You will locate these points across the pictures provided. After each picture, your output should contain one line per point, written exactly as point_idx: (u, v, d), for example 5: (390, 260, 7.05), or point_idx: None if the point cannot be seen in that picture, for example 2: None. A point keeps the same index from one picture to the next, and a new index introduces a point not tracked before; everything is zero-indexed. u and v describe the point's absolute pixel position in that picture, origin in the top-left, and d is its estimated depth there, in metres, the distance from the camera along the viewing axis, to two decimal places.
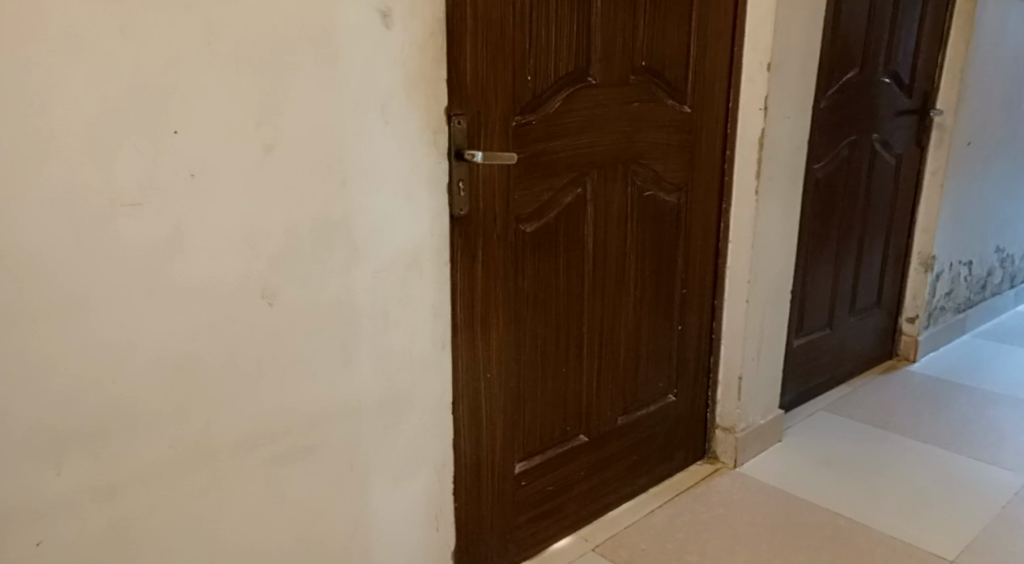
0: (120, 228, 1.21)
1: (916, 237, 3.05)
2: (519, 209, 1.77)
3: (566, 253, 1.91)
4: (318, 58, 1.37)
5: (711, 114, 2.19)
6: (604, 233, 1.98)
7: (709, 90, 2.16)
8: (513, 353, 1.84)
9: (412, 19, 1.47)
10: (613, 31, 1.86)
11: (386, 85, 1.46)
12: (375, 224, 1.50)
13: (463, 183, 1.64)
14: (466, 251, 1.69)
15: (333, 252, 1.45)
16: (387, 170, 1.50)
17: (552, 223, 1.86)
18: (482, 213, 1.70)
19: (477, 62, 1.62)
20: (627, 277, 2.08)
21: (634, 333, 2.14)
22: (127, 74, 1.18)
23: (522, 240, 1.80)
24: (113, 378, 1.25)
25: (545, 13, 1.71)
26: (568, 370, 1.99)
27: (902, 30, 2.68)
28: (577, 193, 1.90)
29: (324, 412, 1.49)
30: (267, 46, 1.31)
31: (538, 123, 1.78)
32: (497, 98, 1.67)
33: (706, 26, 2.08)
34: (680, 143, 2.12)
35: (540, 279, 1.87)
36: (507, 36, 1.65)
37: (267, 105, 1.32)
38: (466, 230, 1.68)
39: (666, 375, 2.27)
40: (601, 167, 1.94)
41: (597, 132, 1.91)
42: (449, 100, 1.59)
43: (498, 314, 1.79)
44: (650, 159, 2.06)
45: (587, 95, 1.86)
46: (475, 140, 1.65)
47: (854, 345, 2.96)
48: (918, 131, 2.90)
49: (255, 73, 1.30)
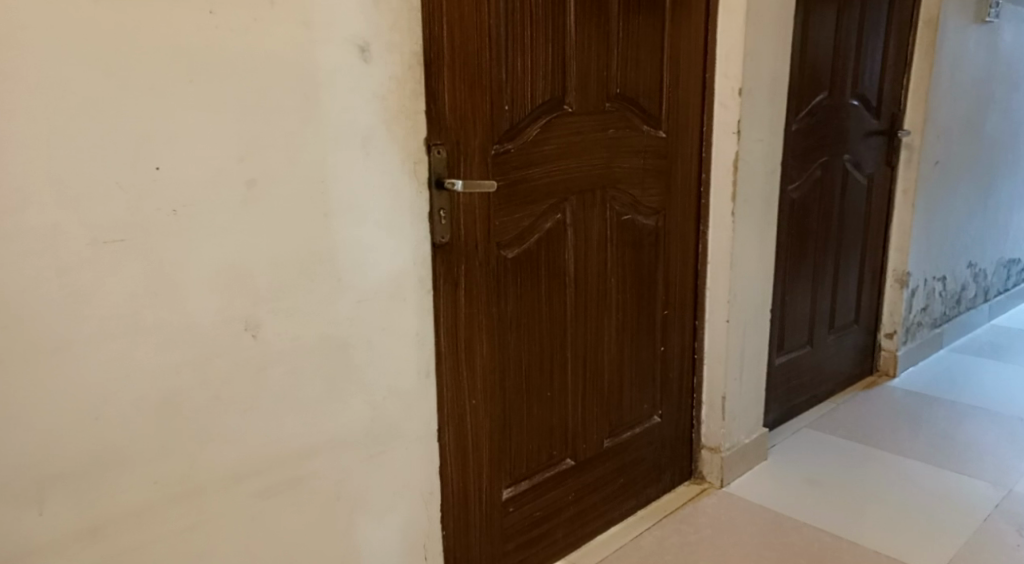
0: (104, 267, 1.24)
1: (891, 254, 3.11)
2: (500, 235, 1.82)
3: (548, 277, 1.95)
4: (300, 93, 1.41)
5: (686, 139, 2.25)
6: (585, 258, 2.03)
7: (682, 115, 2.22)
8: (497, 378, 1.88)
9: (392, 52, 1.52)
10: (587, 59, 1.92)
11: (368, 118, 1.51)
12: (359, 255, 1.53)
13: (444, 211, 1.70)
14: (448, 278, 1.74)
15: (317, 285, 1.48)
16: (370, 203, 1.53)
17: (532, 248, 1.90)
18: (463, 241, 1.75)
19: (454, 95, 1.67)
20: (609, 301, 2.13)
21: (618, 356, 2.18)
22: (109, 115, 1.22)
23: (504, 265, 1.85)
24: (99, 416, 1.27)
25: (521, 44, 1.77)
26: (554, 394, 2.02)
27: (869, 53, 2.76)
28: (557, 219, 1.94)
29: (311, 442, 1.52)
30: (250, 82, 1.35)
31: (517, 151, 1.83)
32: (475, 128, 1.72)
33: (677, 56, 2.15)
34: (655, 168, 2.18)
35: (523, 304, 1.91)
36: (484, 69, 1.71)
37: (250, 142, 1.36)
38: (448, 258, 1.73)
39: (650, 396, 2.30)
40: (580, 193, 1.99)
41: (575, 159, 1.96)
42: (428, 131, 1.64)
43: (481, 340, 1.83)
44: (627, 185, 2.11)
45: (564, 123, 1.91)
46: (455, 168, 1.70)
47: (835, 362, 3.01)
48: (888, 150, 2.98)
49: (237, 110, 1.34)
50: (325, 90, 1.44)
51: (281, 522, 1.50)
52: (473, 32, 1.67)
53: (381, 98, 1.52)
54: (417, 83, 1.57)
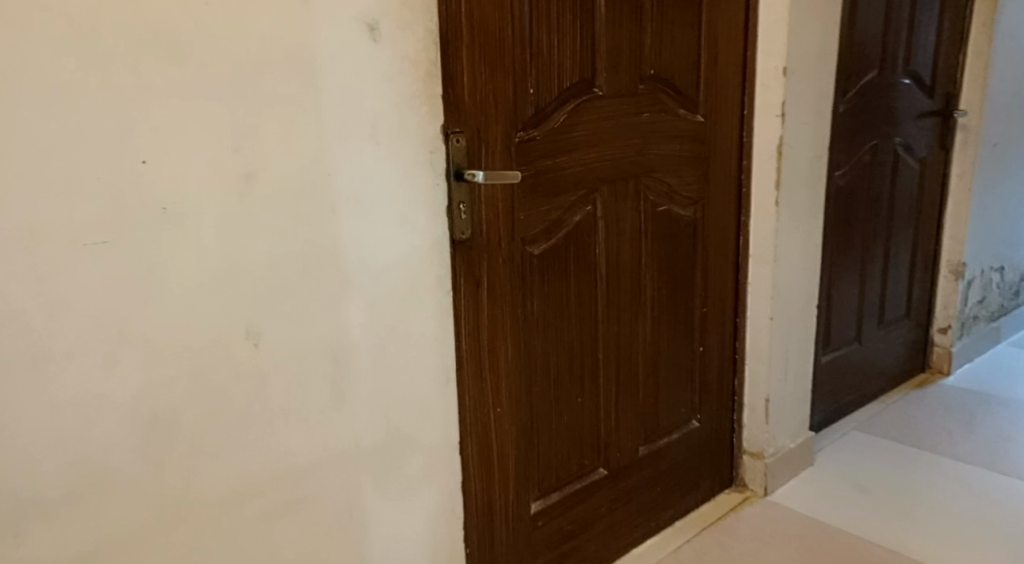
0: (85, 272, 1.12)
1: (945, 244, 2.93)
2: (525, 229, 1.69)
3: (576, 274, 1.81)
4: (303, 78, 1.28)
5: (725, 122, 2.09)
6: (618, 254, 1.89)
7: (722, 98, 2.06)
8: (523, 384, 1.74)
9: (404, 31, 1.39)
10: (618, 38, 1.77)
11: (379, 104, 1.38)
12: (370, 254, 1.41)
13: (463, 205, 1.56)
14: (469, 277, 1.61)
15: (324, 288, 1.36)
16: (381, 199, 1.41)
17: (560, 243, 1.77)
18: (484, 237, 1.62)
19: (475, 78, 1.53)
20: (643, 299, 1.98)
21: (653, 358, 2.04)
22: (87, 103, 1.10)
23: (529, 262, 1.72)
24: (82, 435, 1.15)
25: (547, 22, 1.63)
26: (584, 400, 1.89)
27: (921, 28, 2.57)
28: (586, 211, 1.81)
29: (318, 459, 1.39)
30: (247, 65, 1.22)
31: (542, 138, 1.69)
32: (497, 114, 1.59)
33: (716, 33, 1.99)
34: (693, 154, 2.02)
35: (550, 303, 1.77)
36: (508, 49, 1.57)
37: (247, 131, 1.24)
38: (469, 255, 1.60)
39: (688, 399, 2.15)
40: (611, 183, 1.84)
41: (606, 146, 1.81)
42: (445, 117, 1.50)
43: (505, 343, 1.69)
44: (662, 173, 1.96)
45: (594, 108, 1.77)
46: (475, 159, 1.57)
47: (884, 359, 2.83)
48: (942, 133, 2.79)
49: (233, 97, 1.22)
50: (331, 73, 1.31)
51: (287, 545, 1.38)
52: (494, 8, 1.53)
53: (394, 82, 1.39)
54: (434, 65, 1.44)
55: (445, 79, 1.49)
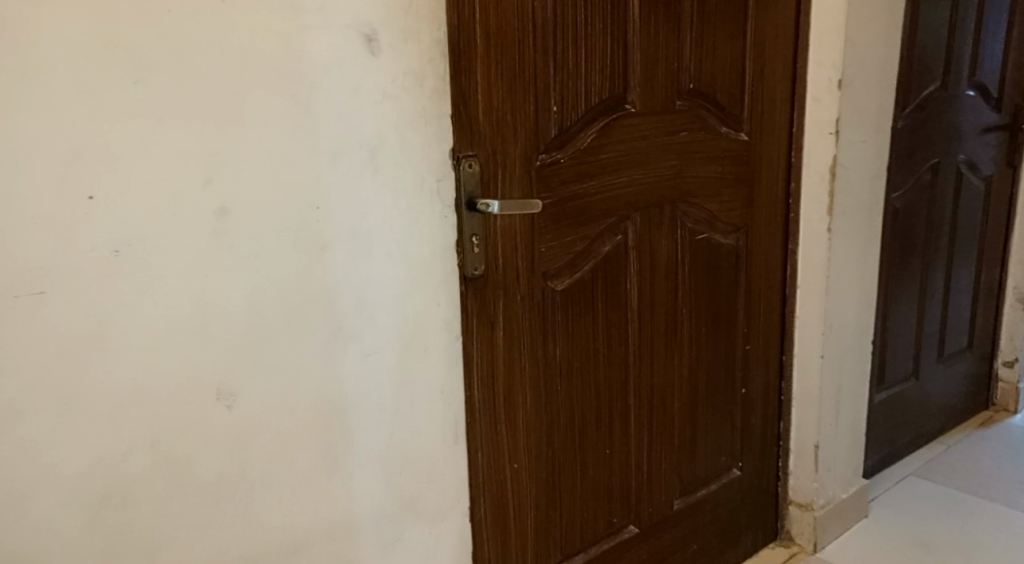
0: (23, 326, 0.96)
1: (1011, 270, 2.69)
2: (547, 263, 1.51)
3: (605, 312, 1.62)
4: (288, 96, 1.11)
5: (772, 141, 1.89)
6: (650, 288, 1.70)
7: (769, 114, 1.86)
8: (544, 435, 1.56)
9: (409, 42, 1.21)
10: (654, 48, 1.59)
11: (377, 126, 1.20)
12: (366, 298, 1.22)
13: (477, 238, 1.38)
14: (484, 318, 1.42)
15: (314, 339, 1.18)
16: (381, 234, 1.23)
17: (587, 278, 1.58)
18: (500, 273, 1.43)
19: (489, 95, 1.35)
20: (679, 337, 1.79)
21: (690, 401, 1.84)
22: (25, 128, 0.94)
23: (551, 300, 1.53)
24: (21, 515, 0.99)
25: (573, 30, 1.45)
26: (613, 451, 1.70)
27: (988, 36, 2.35)
28: (616, 242, 1.62)
29: (306, 533, 1.22)
30: (221, 83, 1.05)
31: (568, 161, 1.50)
32: (516, 135, 1.40)
33: (763, 42, 1.80)
34: (735, 177, 1.83)
35: (576, 345, 1.59)
36: (528, 62, 1.39)
37: (221, 160, 1.06)
38: (483, 294, 1.42)
39: (729, 445, 1.96)
40: (645, 210, 1.66)
41: (639, 168, 1.63)
42: (457, 140, 1.32)
43: (524, 390, 1.51)
44: (701, 198, 1.77)
45: (626, 126, 1.58)
46: (491, 186, 1.39)
47: (942, 396, 2.60)
48: (1009, 149, 2.56)
49: (204, 119, 1.05)
50: (322, 91, 1.14)
51: None
52: (513, 16, 1.36)
53: (394, 100, 1.21)
54: (442, 81, 1.27)
55: (456, 97, 1.30)
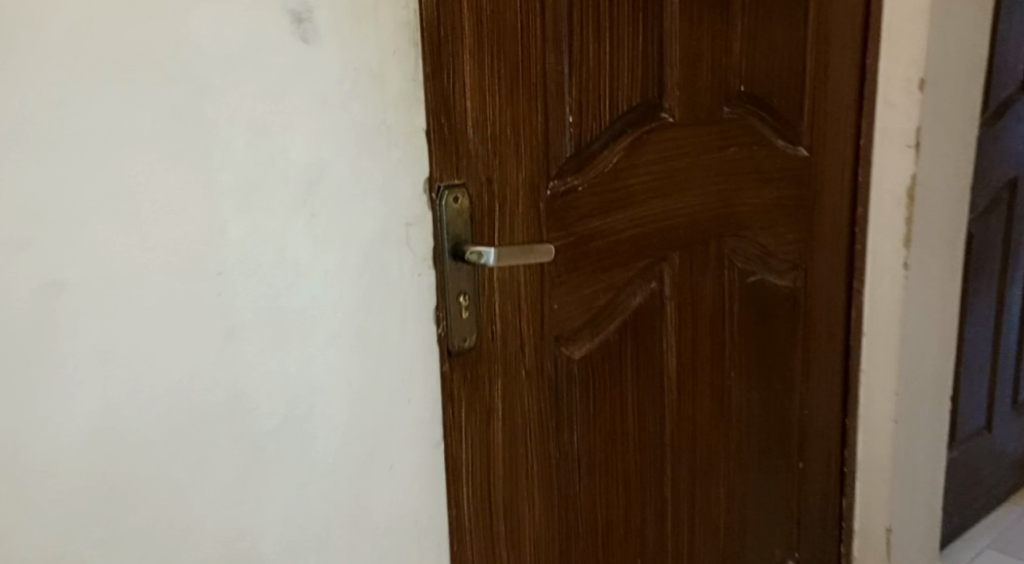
0: None
1: None
2: (561, 324, 1.13)
3: (637, 382, 1.25)
4: (178, 109, 0.74)
5: (836, 157, 1.52)
6: (691, 347, 1.33)
7: (834, 123, 1.49)
8: (560, 551, 1.18)
9: (364, 28, 0.84)
10: (697, 39, 1.21)
11: (317, 151, 0.83)
12: (299, 399, 0.86)
13: (466, 296, 1.00)
14: (476, 404, 1.04)
15: (222, 458, 0.81)
16: (323, 304, 0.86)
17: (614, 340, 1.20)
18: (498, 343, 1.06)
19: (482, 101, 0.98)
20: (727, 405, 1.42)
21: (738, 483, 1.47)
22: None
23: (569, 372, 1.15)
24: None
25: (593, 14, 1.08)
26: (647, 558, 1.32)
27: None
28: (650, 290, 1.24)
29: None
30: (68, 89, 0.69)
31: (589, 189, 1.13)
32: (518, 156, 1.04)
33: (827, 33, 1.43)
34: (794, 201, 1.46)
35: (599, 429, 1.21)
36: (533, 57, 1.03)
37: (67, 204, 0.70)
38: (475, 372, 1.03)
39: (783, 533, 1.58)
40: (686, 248, 1.28)
41: (680, 195, 1.25)
42: (435, 161, 0.93)
43: (533, 496, 1.13)
44: (753, 229, 1.40)
45: (663, 141, 1.21)
46: (485, 225, 1.01)
47: (1015, 447, 2.23)
48: None
49: (39, 144, 0.69)
50: (230, 103, 0.77)
51: None
52: None
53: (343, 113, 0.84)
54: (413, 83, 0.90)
55: (435, 105, 0.92)
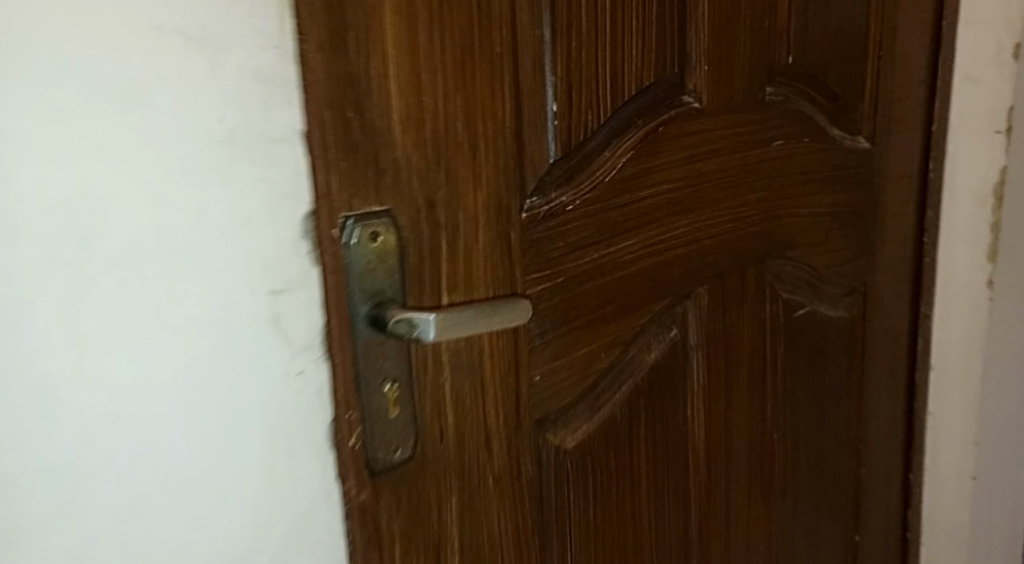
0: None
1: None
2: (547, 404, 0.78)
3: (653, 468, 0.90)
4: None
5: (902, 146, 1.12)
6: (726, 412, 0.97)
7: (899, 100, 1.10)
8: None
9: None
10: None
11: (151, 176, 0.61)
12: (117, 513, 0.64)
13: (397, 383, 0.67)
14: (418, 535, 0.71)
15: None
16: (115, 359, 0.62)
17: (623, 417, 0.85)
18: (452, 444, 0.71)
19: (412, 84, 0.64)
20: (772, 484, 1.06)
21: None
22: None
23: (560, 468, 0.81)
24: None
25: None
26: None
27: None
28: (668, 342, 0.89)
29: None
30: None
31: (585, 209, 0.78)
32: (474, 167, 0.69)
33: None
34: (850, 204, 1.07)
35: (603, 540, 0.87)
36: (494, 16, 0.68)
37: None
38: (414, 490, 0.70)
39: None
40: (717, 280, 0.92)
41: (709, 209, 0.89)
42: (345, 184, 0.62)
43: None
44: (803, 246, 1.01)
45: (688, 136, 0.85)
46: (422, 275, 0.68)
47: None
48: None
49: None
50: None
51: None
52: None
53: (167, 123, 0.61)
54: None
55: (331, 92, 0.61)
